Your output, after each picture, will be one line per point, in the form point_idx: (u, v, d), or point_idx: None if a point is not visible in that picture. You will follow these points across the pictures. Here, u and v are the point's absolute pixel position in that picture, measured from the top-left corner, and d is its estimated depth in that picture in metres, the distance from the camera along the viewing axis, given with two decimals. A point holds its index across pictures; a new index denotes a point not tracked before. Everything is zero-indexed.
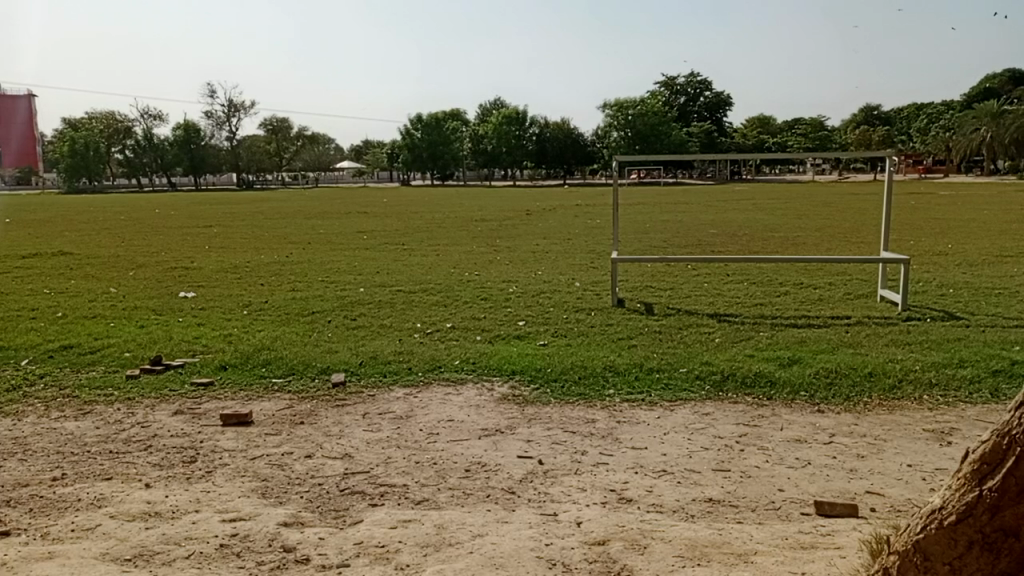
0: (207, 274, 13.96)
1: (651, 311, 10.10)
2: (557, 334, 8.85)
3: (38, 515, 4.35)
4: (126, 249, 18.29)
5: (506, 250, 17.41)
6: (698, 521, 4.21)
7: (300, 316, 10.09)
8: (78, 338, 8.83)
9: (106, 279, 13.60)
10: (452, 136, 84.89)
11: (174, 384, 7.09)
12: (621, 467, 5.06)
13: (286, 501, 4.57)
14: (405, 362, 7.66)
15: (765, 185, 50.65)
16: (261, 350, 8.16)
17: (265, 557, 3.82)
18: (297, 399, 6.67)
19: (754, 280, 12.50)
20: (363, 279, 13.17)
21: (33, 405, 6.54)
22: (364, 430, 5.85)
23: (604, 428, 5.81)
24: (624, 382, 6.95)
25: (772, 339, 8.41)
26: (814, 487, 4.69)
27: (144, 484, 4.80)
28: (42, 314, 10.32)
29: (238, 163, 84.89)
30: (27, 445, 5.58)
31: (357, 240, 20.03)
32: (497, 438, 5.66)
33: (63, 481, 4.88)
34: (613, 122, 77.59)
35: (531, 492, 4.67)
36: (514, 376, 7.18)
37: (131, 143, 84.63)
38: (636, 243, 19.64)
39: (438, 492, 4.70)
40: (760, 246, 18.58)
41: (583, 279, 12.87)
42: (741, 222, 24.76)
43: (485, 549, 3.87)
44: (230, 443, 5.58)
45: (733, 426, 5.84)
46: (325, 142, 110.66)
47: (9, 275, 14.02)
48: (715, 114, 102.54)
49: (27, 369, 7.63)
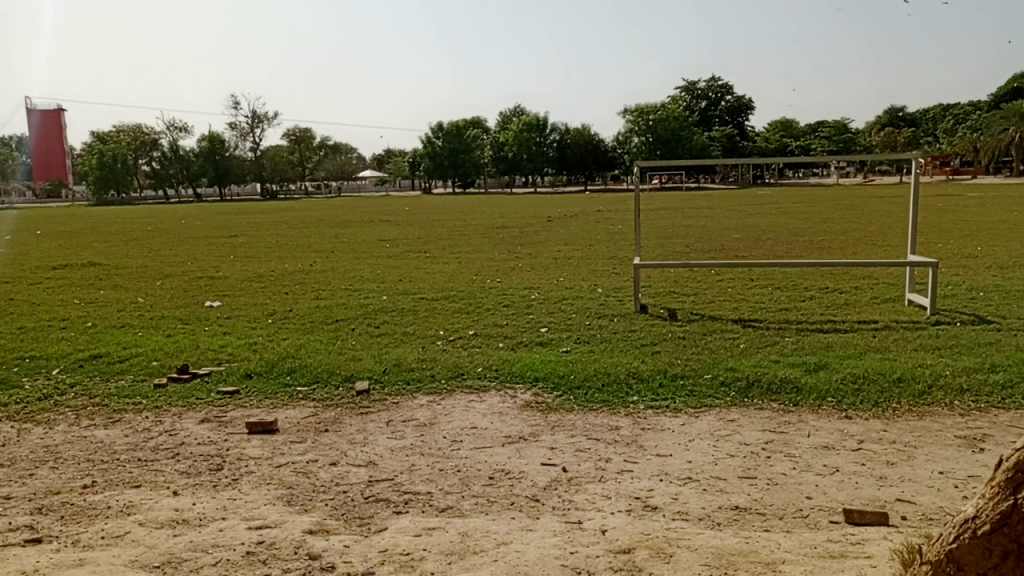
0: (233, 283, 14.14)
1: (674, 317, 10.02)
2: (580, 341, 8.83)
3: (69, 522, 4.41)
4: (152, 259, 18.51)
5: (528, 257, 17.39)
6: (724, 529, 4.17)
7: (324, 325, 10.14)
8: (107, 347, 8.96)
9: (134, 289, 13.78)
10: (473, 144, 85.40)
11: (200, 392, 7.16)
12: (645, 475, 5.02)
13: (311, 509, 4.59)
14: (428, 370, 7.68)
15: (788, 190, 50.42)
16: (286, 359, 8.23)
17: (291, 565, 3.85)
18: (321, 407, 6.70)
19: (779, 285, 12.36)
20: (386, 287, 13.24)
21: (64, 414, 6.65)
22: (388, 438, 5.87)
23: (628, 435, 5.78)
24: (648, 389, 6.89)
25: (798, 344, 8.32)
26: (843, 495, 4.62)
27: (172, 492, 4.86)
28: (73, 324, 10.49)
29: (262, 173, 85.86)
30: (59, 454, 5.66)
31: (379, 248, 20.16)
32: (520, 446, 5.64)
33: (92, 488, 4.95)
34: (633, 128, 77.71)
35: (555, 500, 4.65)
36: (537, 384, 7.15)
37: (158, 155, 86.21)
38: (657, 248, 19.58)
39: (462, 500, 4.70)
40: (784, 250, 18.45)
41: (605, 285, 12.83)
42: (766, 227, 24.64)
43: (509, 557, 3.86)
44: (255, 451, 5.62)
45: (759, 432, 5.78)
46: (346, 152, 112.40)
47: (40, 286, 14.29)
48: (736, 118, 102.07)
49: (58, 378, 7.75)
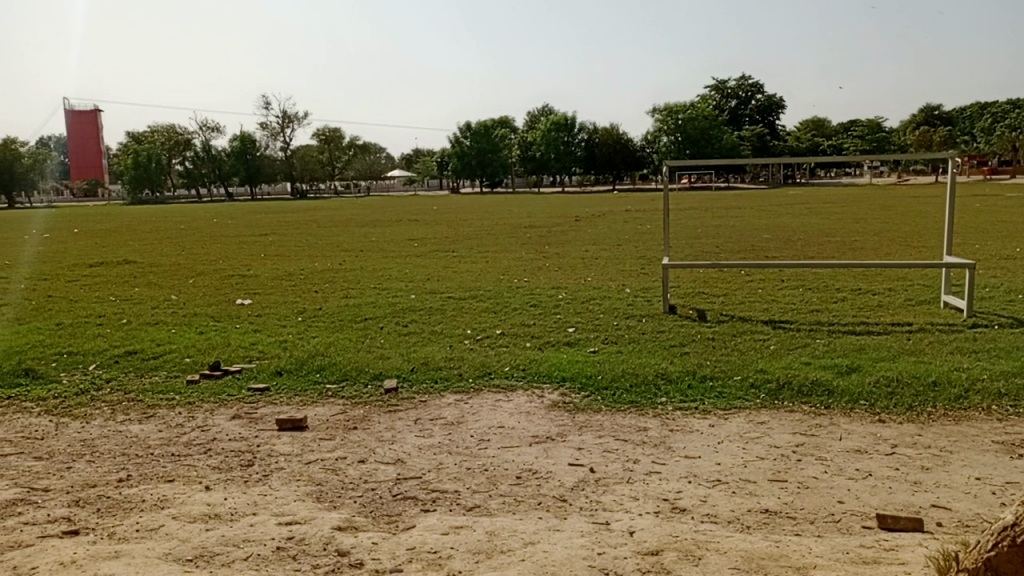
0: (263, 281, 14.32)
1: (703, 318, 9.93)
2: (607, 341, 8.79)
3: (105, 515, 4.50)
4: (185, 257, 18.81)
5: (555, 257, 17.36)
6: (753, 533, 4.13)
7: (353, 323, 10.23)
8: (141, 344, 9.11)
9: (167, 286, 14.01)
10: (501, 144, 85.57)
11: (231, 389, 7.26)
12: (674, 476, 4.99)
13: (340, 506, 4.63)
14: (455, 368, 7.71)
15: (820, 190, 49.75)
16: (315, 356, 8.32)
17: (320, 561, 3.88)
18: (350, 405, 6.76)
19: (810, 286, 12.20)
20: (414, 285, 13.32)
21: (101, 409, 6.78)
22: (416, 436, 5.90)
23: (656, 437, 5.75)
24: (676, 390, 6.85)
25: (829, 346, 8.21)
26: (876, 500, 4.55)
27: (204, 487, 4.93)
28: (109, 320, 10.70)
29: (292, 173, 86.80)
30: (95, 448, 5.77)
31: (408, 247, 20.28)
32: (547, 445, 5.64)
33: (128, 482, 5.05)
34: (662, 127, 77.21)
35: (582, 500, 4.64)
36: (565, 384, 7.14)
37: (190, 155, 87.60)
38: (686, 248, 19.44)
39: (490, 499, 4.70)
40: (816, 251, 18.21)
41: (633, 285, 12.77)
42: (797, 227, 24.32)
43: (537, 556, 3.86)
44: (285, 447, 5.68)
45: (789, 435, 5.71)
46: (374, 152, 113.20)
47: (77, 283, 14.57)
48: (767, 117, 100.95)
49: (94, 374, 7.91)
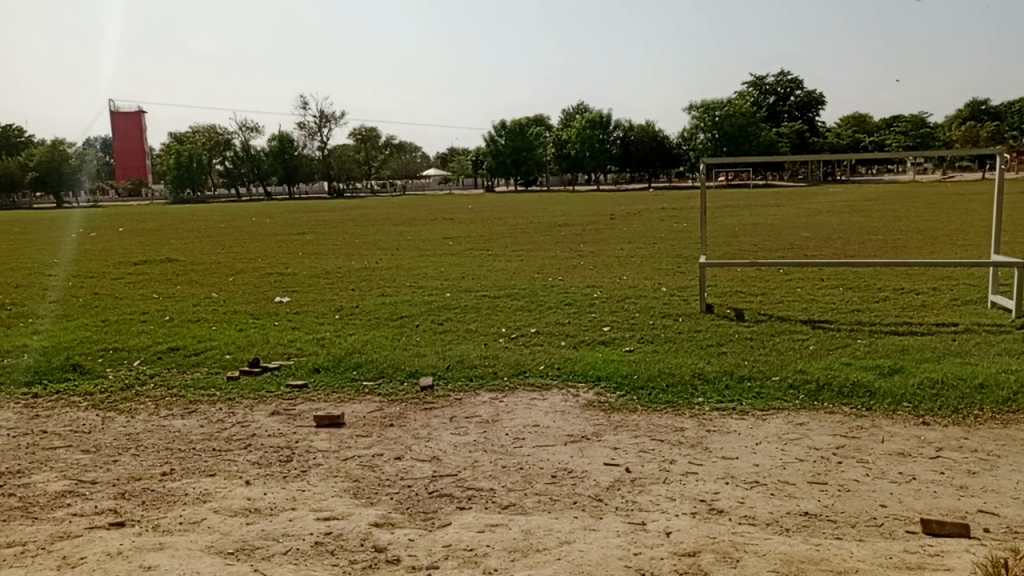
0: (301, 279, 14.51)
1: (742, 317, 9.81)
2: (643, 341, 8.73)
3: (150, 507, 4.60)
4: (226, 256, 19.15)
5: (590, 256, 17.29)
6: (793, 536, 4.07)
7: (389, 321, 10.31)
8: (183, 341, 9.30)
9: (208, 284, 14.28)
10: (536, 142, 85.58)
11: (271, 385, 7.38)
12: (711, 478, 4.94)
13: (377, 502, 4.67)
14: (490, 366, 7.74)
15: (862, 187, 48.78)
16: (353, 354, 8.41)
17: (358, 556, 3.92)
18: (387, 402, 6.83)
19: (851, 285, 11.97)
20: (449, 284, 13.38)
21: (144, 404, 6.95)
22: (452, 434, 5.93)
23: (693, 437, 5.69)
24: (713, 390, 6.77)
25: (871, 347, 8.05)
26: (920, 504, 4.45)
27: (245, 482, 5.02)
28: (152, 317, 10.94)
29: (329, 172, 87.85)
30: (140, 442, 5.91)
31: (443, 246, 20.38)
32: (582, 445, 5.63)
33: (171, 476, 5.16)
34: (699, 125, 76.44)
35: (618, 500, 4.62)
36: (600, 383, 7.11)
37: (230, 155, 89.21)
38: (723, 247, 19.23)
39: (525, 497, 4.71)
40: (857, 250, 17.87)
41: (669, 284, 12.67)
42: (838, 225, 23.88)
43: (573, 556, 3.86)
44: (323, 444, 5.76)
45: (829, 437, 5.61)
46: (409, 151, 113.99)
47: (122, 281, 14.93)
48: (806, 113, 99.32)
49: (139, 369, 8.10)
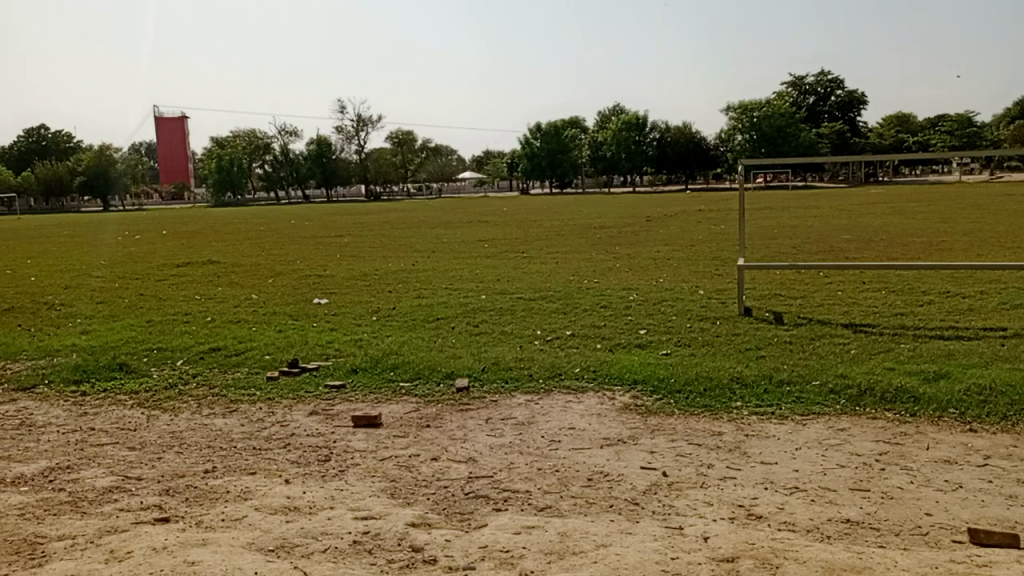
0: (339, 281, 14.69)
1: (780, 320, 9.68)
2: (680, 344, 8.65)
3: (193, 504, 4.70)
4: (266, 258, 19.47)
5: (626, 258, 17.22)
6: (834, 543, 3.99)
7: (426, 323, 10.40)
8: (224, 341, 9.48)
9: (248, 286, 14.54)
10: (571, 144, 85.54)
11: (309, 385, 7.49)
12: (750, 483, 4.87)
13: (413, 502, 4.71)
14: (526, 368, 7.74)
15: (905, 187, 47.79)
16: (389, 355, 8.48)
17: (395, 556, 3.96)
18: (423, 403, 6.88)
19: (894, 288, 11.73)
20: (485, 286, 13.43)
21: (188, 402, 7.10)
22: (488, 435, 5.95)
23: (731, 442, 5.63)
24: (752, 395, 6.69)
25: (915, 351, 7.87)
26: (967, 513, 4.34)
27: (284, 480, 5.10)
28: (195, 318, 11.18)
29: (367, 175, 88.86)
30: (183, 440, 6.04)
31: (478, 248, 20.45)
32: (619, 448, 5.60)
33: (213, 473, 5.26)
34: (736, 126, 75.67)
35: (655, 505, 4.58)
36: (636, 386, 7.07)
37: (270, 158, 90.81)
38: (761, 249, 19.00)
39: (561, 500, 4.70)
40: (900, 252, 17.51)
41: (706, 287, 12.56)
42: (880, 227, 23.43)
43: (609, 559, 3.84)
44: (361, 444, 5.82)
45: (871, 443, 5.50)
46: (445, 154, 114.76)
47: (165, 282, 15.28)
48: (847, 114, 97.66)
49: (182, 369, 8.28)
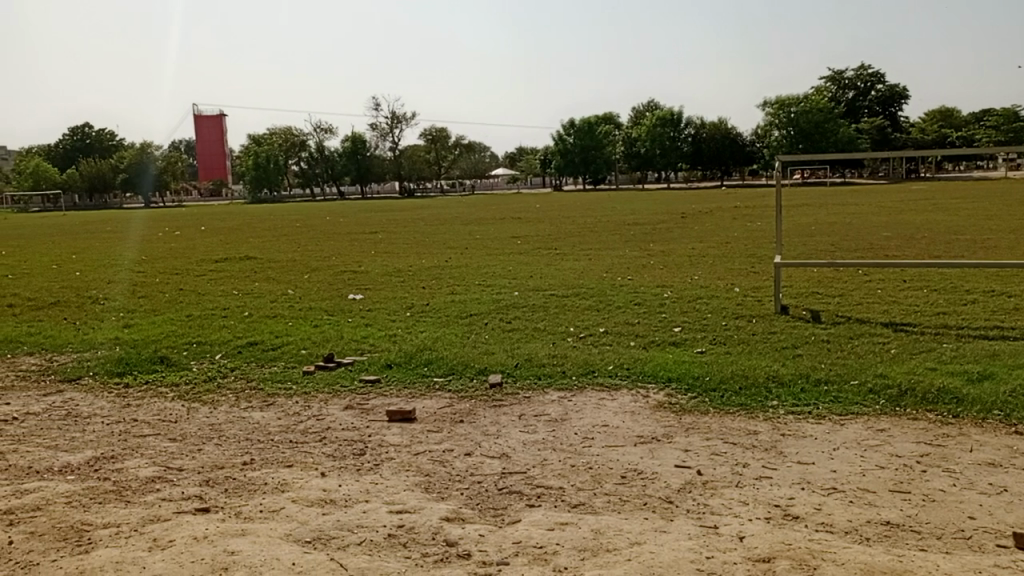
0: (373, 277, 14.82)
1: (818, 319, 9.52)
2: (715, 342, 8.57)
3: (232, 495, 4.79)
4: (301, 254, 19.72)
5: (660, 255, 17.08)
6: (873, 545, 3.93)
7: (459, 319, 10.44)
8: (261, 336, 9.63)
9: (284, 281, 14.74)
10: (605, 140, 85.19)
11: (344, 380, 7.58)
12: (786, 483, 4.81)
13: (447, 497, 4.74)
14: (559, 365, 7.74)
15: (948, 184, 46.73)
16: (423, 350, 8.54)
17: (429, 549, 3.99)
18: (457, 398, 6.91)
19: (936, 287, 11.47)
20: (518, 282, 13.43)
21: (226, 396, 7.23)
22: (521, 431, 5.96)
23: (767, 441, 5.57)
24: (789, 394, 6.59)
25: (958, 351, 7.70)
26: (1012, 517, 4.23)
27: (320, 473, 5.16)
28: (233, 313, 11.38)
29: (401, 172, 89.50)
30: (222, 432, 6.15)
31: (511, 245, 20.46)
32: (652, 446, 5.57)
33: (251, 465, 5.35)
34: (773, 121, 74.69)
35: (689, 503, 4.55)
36: (671, 384, 7.02)
37: (306, 156, 91.96)
38: (798, 246, 18.72)
39: (595, 497, 4.69)
40: (943, 250, 17.13)
41: (743, 285, 12.40)
42: (922, 224, 22.94)
43: (643, 557, 3.83)
44: (395, 438, 5.88)
45: (912, 445, 5.40)
46: (478, 151, 115.04)
47: (204, 277, 15.57)
48: (888, 109, 95.77)
49: (220, 363, 8.44)
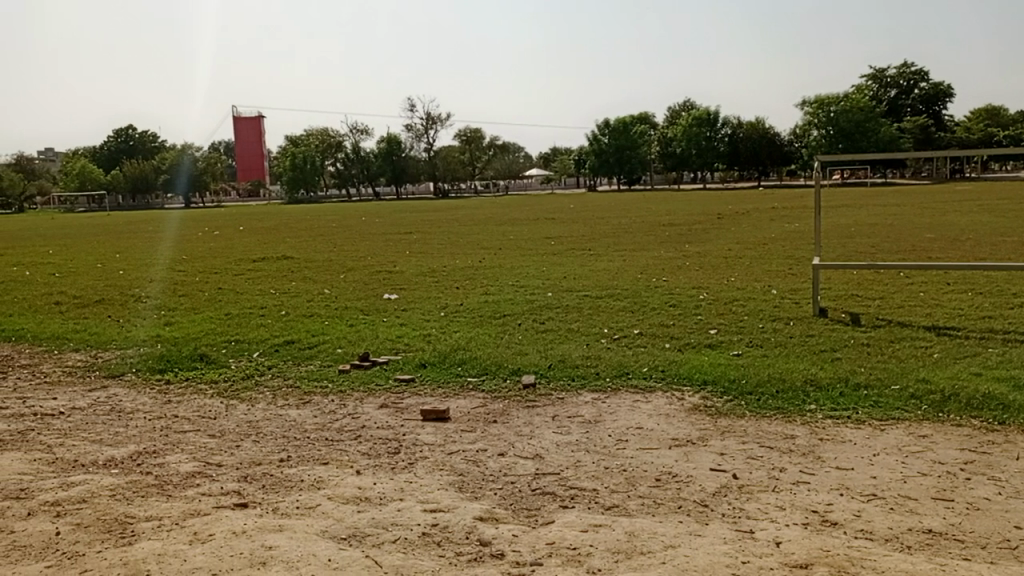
0: (408, 277, 14.93)
1: (858, 322, 9.35)
2: (751, 345, 8.46)
3: (270, 491, 4.86)
4: (338, 254, 19.95)
5: (696, 256, 16.93)
6: (915, 554, 3.85)
7: (493, 319, 10.47)
8: (298, 334, 9.77)
9: (321, 281, 14.92)
10: (639, 141, 84.77)
11: (379, 379, 7.65)
12: (824, 488, 4.74)
13: (481, 497, 4.76)
14: (593, 367, 7.72)
15: (994, 184, 45.56)
16: (457, 350, 8.57)
17: (463, 549, 4.01)
18: (490, 398, 6.93)
19: (981, 290, 11.17)
20: (551, 283, 13.43)
21: (263, 393, 7.35)
22: (554, 432, 5.96)
23: (805, 445, 5.48)
24: (827, 398, 6.49)
25: (1004, 356, 7.49)
26: None
27: (355, 471, 5.22)
28: (270, 312, 11.56)
29: (435, 173, 90.07)
30: (260, 429, 6.26)
31: (545, 246, 20.45)
32: (688, 449, 5.52)
33: (288, 462, 5.43)
34: (812, 121, 73.61)
35: (725, 507, 4.51)
36: (706, 387, 6.96)
37: (342, 156, 93.06)
38: (838, 248, 18.40)
39: (629, 499, 4.67)
40: (989, 252, 16.69)
41: (780, 287, 12.23)
42: (967, 225, 22.38)
43: (678, 560, 3.80)
44: (429, 437, 5.91)
45: (956, 451, 5.27)
46: (513, 151, 115.23)
47: (242, 277, 15.84)
48: (931, 107, 93.69)
49: (258, 360, 8.57)
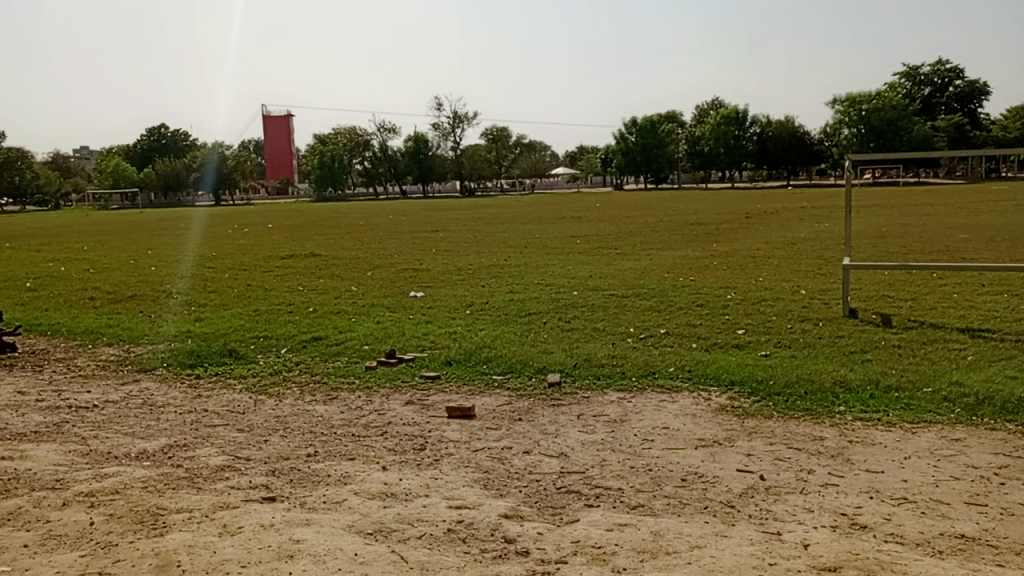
0: (434, 275, 14.98)
1: (889, 323, 9.19)
2: (779, 345, 8.37)
3: (297, 486, 4.92)
4: (365, 251, 20.09)
5: (724, 255, 16.77)
6: (947, 559, 3.78)
7: (518, 317, 10.46)
8: (325, 331, 9.85)
9: (348, 278, 15.03)
10: (667, 139, 84.19)
11: (405, 375, 7.69)
12: (853, 491, 4.68)
13: (506, 494, 4.77)
14: (618, 366, 7.68)
15: None
16: (482, 348, 8.59)
17: (488, 546, 4.02)
18: (515, 396, 6.94)
19: (1017, 292, 10.92)
20: (577, 282, 13.39)
21: (292, 389, 7.43)
22: (580, 431, 5.95)
23: (834, 447, 5.41)
24: (857, 400, 6.40)
25: None
26: None
27: (382, 467, 5.26)
28: (298, 308, 11.67)
29: (462, 171, 90.26)
30: (288, 424, 6.33)
31: (572, 244, 20.40)
32: (714, 450, 5.48)
33: (315, 457, 5.49)
34: (843, 119, 72.58)
35: (752, 508, 4.47)
36: (733, 388, 6.90)
37: (370, 155, 93.62)
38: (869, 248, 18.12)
39: (654, 499, 4.65)
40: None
41: (810, 287, 12.07)
42: (1004, 226, 21.87)
43: (704, 561, 3.77)
44: (455, 434, 5.94)
45: (990, 456, 5.17)
46: (540, 150, 115.04)
47: (271, 273, 16.02)
48: (966, 105, 91.71)
49: (286, 356, 8.67)
